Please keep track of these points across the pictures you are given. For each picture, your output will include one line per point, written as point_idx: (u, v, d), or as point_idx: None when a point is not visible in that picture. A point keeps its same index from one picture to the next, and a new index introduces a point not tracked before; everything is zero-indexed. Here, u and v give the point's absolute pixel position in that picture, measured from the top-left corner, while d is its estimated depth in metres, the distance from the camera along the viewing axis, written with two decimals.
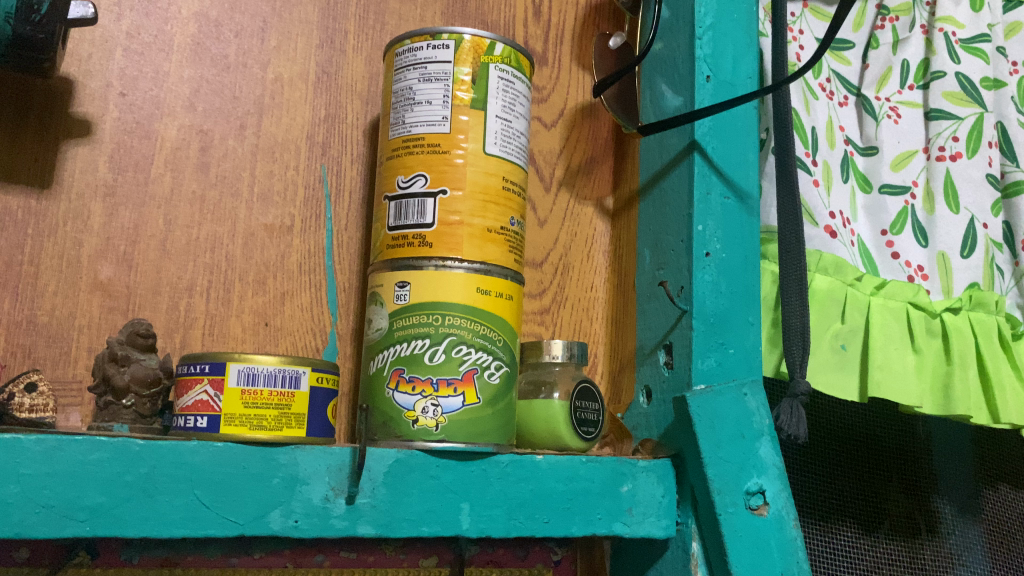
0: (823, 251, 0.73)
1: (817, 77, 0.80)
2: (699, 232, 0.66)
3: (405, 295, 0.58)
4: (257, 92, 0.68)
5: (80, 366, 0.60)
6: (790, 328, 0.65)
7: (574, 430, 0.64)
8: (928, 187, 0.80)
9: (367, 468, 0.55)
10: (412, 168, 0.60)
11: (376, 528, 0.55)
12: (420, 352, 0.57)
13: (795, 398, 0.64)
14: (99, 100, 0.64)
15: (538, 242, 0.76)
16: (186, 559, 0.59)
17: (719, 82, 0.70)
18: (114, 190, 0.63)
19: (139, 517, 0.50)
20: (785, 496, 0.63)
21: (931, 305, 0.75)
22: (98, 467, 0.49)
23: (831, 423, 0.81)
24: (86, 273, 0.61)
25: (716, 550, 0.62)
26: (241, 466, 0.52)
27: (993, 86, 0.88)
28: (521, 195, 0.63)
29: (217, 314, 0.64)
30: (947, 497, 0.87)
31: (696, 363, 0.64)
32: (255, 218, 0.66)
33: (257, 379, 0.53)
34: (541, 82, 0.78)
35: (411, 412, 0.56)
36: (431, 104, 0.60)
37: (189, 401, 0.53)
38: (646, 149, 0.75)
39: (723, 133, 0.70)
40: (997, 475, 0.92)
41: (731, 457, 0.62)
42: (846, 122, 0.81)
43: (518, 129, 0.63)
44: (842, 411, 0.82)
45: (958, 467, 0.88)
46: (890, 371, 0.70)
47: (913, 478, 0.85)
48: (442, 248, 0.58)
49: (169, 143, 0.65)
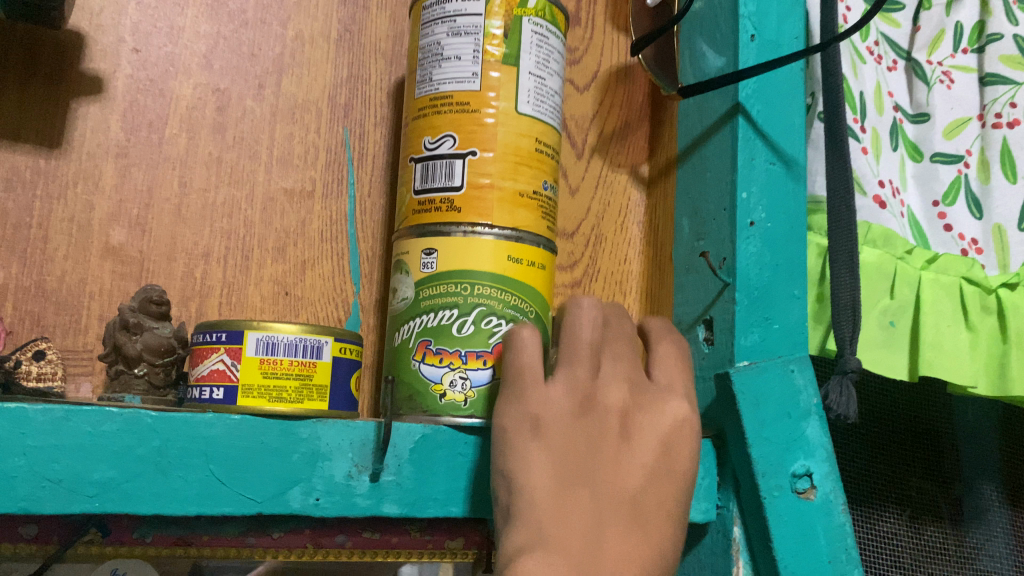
0: (871, 222, 0.69)
1: (864, 40, 0.75)
2: (743, 200, 0.63)
3: (432, 263, 0.55)
4: (277, 50, 0.65)
5: (91, 335, 0.57)
6: (840, 302, 0.62)
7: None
8: (984, 156, 0.76)
9: (392, 444, 0.52)
10: (440, 128, 0.57)
11: (401, 507, 0.52)
12: (448, 323, 0.53)
13: (845, 375, 0.59)
14: (111, 57, 0.61)
15: (570, 212, 0.73)
16: (202, 538, 0.56)
17: (763, 42, 0.66)
18: (127, 150, 0.60)
19: (151, 493, 0.47)
20: (833, 480, 0.60)
21: (987, 280, 0.71)
22: (108, 440, 0.46)
23: (870, 399, 0.76)
24: (97, 237, 0.58)
25: (760, 535, 0.59)
26: (260, 441, 0.49)
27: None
28: (554, 158, 0.60)
29: (235, 282, 0.61)
30: (980, 486, 0.82)
31: (738, 340, 0.61)
32: (274, 181, 0.63)
33: (277, 348, 0.49)
34: (574, 43, 0.75)
35: (438, 385, 0.53)
36: (460, 59, 0.57)
37: (205, 371, 0.49)
38: (685, 113, 0.71)
39: (767, 95, 0.66)
40: None
41: (776, 438, 0.59)
42: (895, 87, 0.77)
43: (552, 87, 0.60)
44: (881, 389, 0.77)
45: (993, 457, 0.84)
46: (941, 349, 0.67)
47: (947, 465, 0.80)
48: (472, 213, 0.54)
49: (184, 102, 0.62)
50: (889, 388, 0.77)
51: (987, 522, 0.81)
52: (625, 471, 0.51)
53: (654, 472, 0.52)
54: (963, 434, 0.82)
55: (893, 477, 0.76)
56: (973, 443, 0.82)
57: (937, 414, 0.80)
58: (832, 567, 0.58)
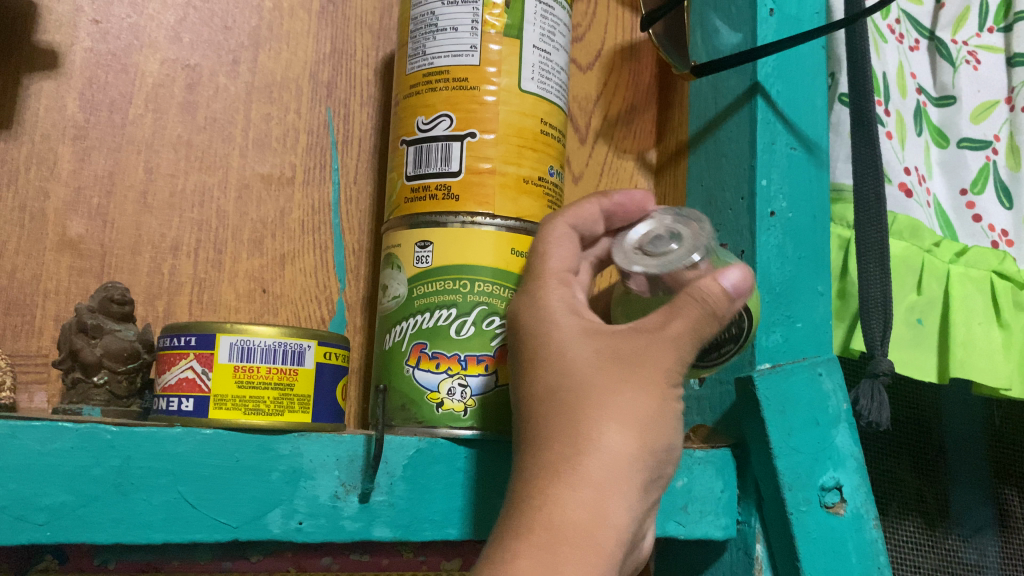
0: (898, 212, 0.64)
1: (886, 17, 0.70)
2: (764, 187, 0.57)
3: (427, 257, 0.49)
4: (253, 22, 0.59)
5: (46, 338, 0.51)
6: (868, 299, 0.57)
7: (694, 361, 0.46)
8: (1012, 142, 0.72)
9: (383, 461, 0.46)
10: (434, 107, 0.51)
11: (393, 530, 0.47)
12: (445, 323, 0.48)
13: (876, 378, 0.55)
14: (67, 27, 0.54)
15: (573, 201, 0.67)
16: (171, 564, 0.52)
17: (783, 16, 0.61)
18: (86, 131, 0.54)
19: (110, 519, 0.40)
20: (863, 492, 0.55)
21: (1019, 275, 0.67)
22: (59, 459, 0.39)
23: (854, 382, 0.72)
24: (53, 228, 0.52)
25: (785, 552, 0.54)
26: (235, 458, 0.43)
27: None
28: (560, 141, 0.54)
29: (207, 278, 0.55)
30: (966, 475, 0.77)
31: (759, 340, 0.56)
32: (250, 167, 0.57)
33: (254, 354, 0.43)
34: (577, 18, 0.69)
35: (434, 394, 0.47)
36: (456, 31, 0.51)
37: (171, 380, 0.43)
38: (698, 94, 0.66)
39: (788, 73, 0.61)
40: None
41: (805, 448, 0.54)
42: (918, 68, 0.73)
43: (557, 63, 0.54)
44: None
45: (983, 446, 0.79)
46: (974, 348, 0.62)
47: (932, 452, 0.75)
48: (471, 201, 0.49)
49: (150, 78, 0.56)
50: (902, 377, 0.74)
51: (970, 513, 0.77)
52: (568, 360, 0.40)
53: (617, 348, 0.40)
54: (960, 445, 0.77)
55: (880, 465, 0.72)
56: (972, 486, 0.77)
57: (944, 435, 0.77)
58: None
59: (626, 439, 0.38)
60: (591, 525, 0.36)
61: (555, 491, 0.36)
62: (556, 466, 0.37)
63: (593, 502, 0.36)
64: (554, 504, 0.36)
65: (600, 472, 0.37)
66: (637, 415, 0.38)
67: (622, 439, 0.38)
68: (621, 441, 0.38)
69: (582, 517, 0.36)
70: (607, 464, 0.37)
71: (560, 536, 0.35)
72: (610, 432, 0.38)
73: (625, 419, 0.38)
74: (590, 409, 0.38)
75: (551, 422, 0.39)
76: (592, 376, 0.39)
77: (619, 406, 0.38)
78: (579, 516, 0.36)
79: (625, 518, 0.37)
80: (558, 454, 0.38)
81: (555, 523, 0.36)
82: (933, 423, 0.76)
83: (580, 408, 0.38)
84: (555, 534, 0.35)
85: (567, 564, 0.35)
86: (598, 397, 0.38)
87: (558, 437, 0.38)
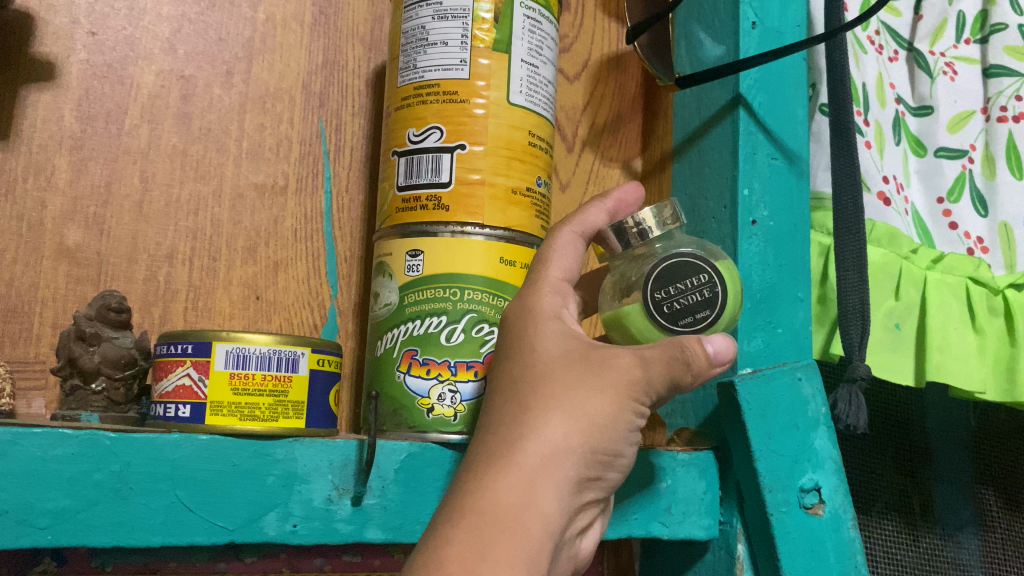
0: (877, 220, 0.66)
1: (866, 29, 0.72)
2: (745, 197, 0.59)
3: (418, 265, 0.50)
4: (247, 34, 0.60)
5: (43, 344, 0.52)
6: (847, 307, 0.59)
7: (669, 327, 0.46)
8: (988, 151, 0.75)
9: (375, 465, 0.47)
10: (425, 120, 0.52)
11: (385, 532, 0.48)
12: (436, 330, 0.49)
13: (854, 383, 0.56)
14: (64, 40, 0.55)
15: (561, 209, 0.69)
16: (168, 565, 0.53)
17: (765, 29, 0.62)
18: (83, 142, 0.55)
19: (110, 522, 0.41)
20: (842, 493, 0.57)
21: (993, 281, 0.69)
22: (60, 465, 0.40)
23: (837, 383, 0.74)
24: (50, 237, 0.53)
25: (766, 554, 0.55)
26: (231, 463, 0.44)
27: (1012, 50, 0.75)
28: (548, 152, 0.56)
29: (203, 285, 0.57)
30: (947, 474, 0.79)
31: (741, 346, 0.57)
32: (244, 176, 0.59)
33: (249, 362, 0.44)
34: (565, 29, 0.71)
35: (425, 399, 0.48)
36: (447, 45, 0.52)
37: (168, 387, 0.44)
38: (682, 104, 0.67)
39: (770, 85, 0.62)
40: (1006, 456, 0.83)
41: (785, 450, 0.55)
42: (897, 78, 0.75)
43: (545, 76, 0.56)
44: None
45: (964, 445, 0.81)
46: (949, 353, 0.64)
47: (913, 453, 0.78)
48: (461, 212, 0.50)
49: (145, 90, 0.57)
50: (880, 380, 0.76)
51: (952, 511, 0.79)
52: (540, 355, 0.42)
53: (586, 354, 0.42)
54: (941, 444, 0.79)
55: (862, 465, 0.74)
56: (953, 485, 0.80)
57: (926, 435, 0.79)
58: None
59: (576, 438, 0.40)
60: (518, 508, 0.38)
61: (494, 476, 0.38)
62: (490, 458, 0.39)
63: (525, 488, 0.38)
64: (488, 490, 0.38)
65: (539, 462, 0.39)
66: (590, 419, 0.40)
67: (569, 433, 0.40)
68: (565, 435, 0.40)
69: (512, 500, 0.38)
70: (548, 455, 0.39)
71: (486, 518, 0.37)
72: (555, 425, 0.40)
73: (575, 417, 0.40)
74: (544, 402, 0.40)
75: (505, 412, 0.41)
76: (555, 375, 0.41)
77: (569, 403, 0.40)
78: (508, 500, 0.38)
79: (554, 508, 0.39)
80: (502, 438, 0.40)
81: (487, 505, 0.37)
82: (913, 424, 0.78)
83: (537, 402, 0.40)
84: (485, 517, 0.37)
85: (496, 544, 0.36)
86: (555, 394, 0.41)
87: (507, 428, 0.40)
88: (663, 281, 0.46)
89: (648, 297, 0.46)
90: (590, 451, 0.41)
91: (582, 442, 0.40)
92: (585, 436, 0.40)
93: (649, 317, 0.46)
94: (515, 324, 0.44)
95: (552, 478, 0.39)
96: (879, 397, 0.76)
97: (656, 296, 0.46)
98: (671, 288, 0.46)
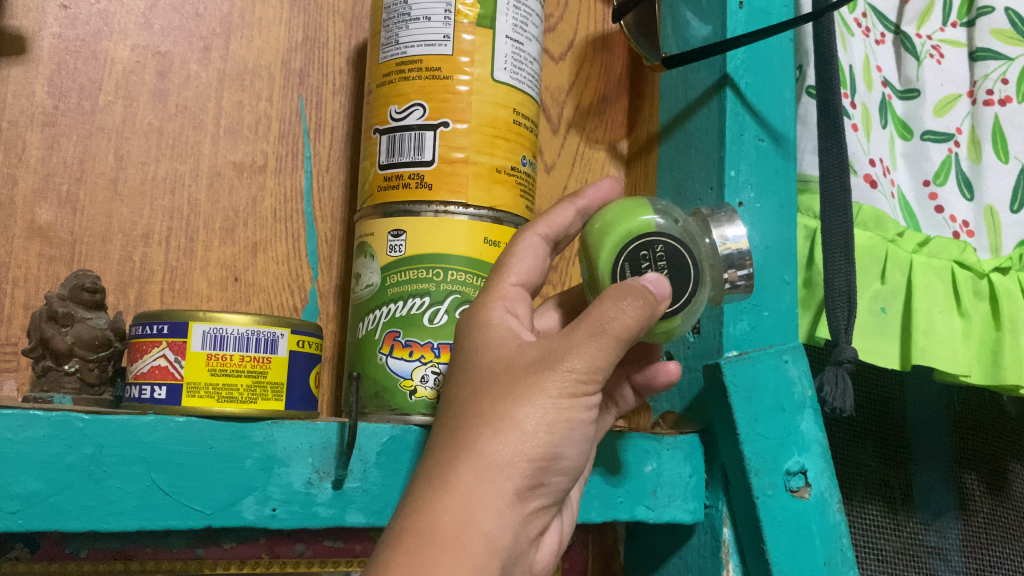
0: (863, 204, 0.66)
1: (853, 11, 0.71)
2: (732, 178, 0.58)
3: (400, 246, 0.49)
4: (225, 9, 0.59)
5: (15, 326, 0.51)
6: (833, 288, 0.58)
7: (617, 255, 0.45)
8: (974, 134, 0.75)
9: (356, 448, 0.46)
10: (407, 96, 0.51)
11: (366, 516, 0.47)
12: (418, 312, 0.48)
13: (840, 365, 0.56)
14: (35, 13, 0.54)
15: (545, 190, 0.68)
16: (144, 552, 0.53)
17: (752, 8, 0.61)
18: (55, 118, 0.53)
19: (83, 506, 0.40)
20: (827, 477, 0.57)
21: (978, 265, 0.69)
22: (32, 447, 0.39)
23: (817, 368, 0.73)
24: (21, 216, 0.52)
25: (752, 538, 0.55)
26: (207, 446, 0.43)
27: (1001, 34, 0.75)
28: (533, 131, 0.55)
29: (179, 266, 0.55)
30: (927, 461, 0.79)
31: (728, 329, 0.57)
32: (222, 155, 0.57)
33: (226, 342, 0.43)
34: (550, 8, 0.70)
35: (408, 381, 0.48)
36: (429, 20, 0.51)
37: (143, 368, 0.43)
38: (668, 85, 0.66)
39: (756, 66, 0.62)
40: (985, 444, 0.83)
41: (770, 433, 0.55)
42: (883, 61, 0.75)
43: (531, 53, 0.55)
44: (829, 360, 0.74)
45: (944, 432, 0.81)
46: (935, 336, 0.64)
47: (893, 440, 0.77)
48: (444, 190, 0.49)
49: (120, 65, 0.55)
50: (867, 364, 0.76)
51: (931, 498, 0.79)
52: (474, 371, 0.41)
53: (513, 363, 0.40)
54: (921, 431, 0.79)
55: (842, 452, 0.74)
56: (933, 472, 0.79)
57: (906, 420, 0.79)
58: (827, 569, 0.55)
59: (511, 450, 0.37)
60: (461, 527, 0.36)
61: (433, 496, 0.36)
62: (433, 474, 0.37)
63: (487, 495, 0.37)
64: (428, 509, 0.36)
65: (474, 480, 0.37)
66: (522, 427, 0.38)
67: (509, 448, 0.37)
68: (499, 450, 0.37)
69: (453, 520, 0.36)
70: (483, 471, 0.37)
71: (427, 540, 0.35)
72: (489, 442, 0.37)
73: (508, 431, 0.37)
74: (479, 419, 0.38)
75: (454, 421, 0.39)
76: (487, 390, 0.39)
77: (504, 417, 0.38)
78: (450, 520, 0.36)
79: (496, 526, 0.37)
80: (443, 459, 0.38)
81: (426, 526, 0.35)
82: (895, 409, 0.78)
83: (474, 420, 0.38)
84: (425, 538, 0.35)
85: (438, 566, 0.35)
86: (486, 410, 0.38)
87: (451, 443, 0.38)
88: (670, 255, 0.45)
89: (655, 241, 0.45)
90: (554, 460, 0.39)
91: (541, 455, 0.38)
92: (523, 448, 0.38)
93: (633, 240, 0.45)
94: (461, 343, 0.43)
95: (491, 494, 0.37)
96: (858, 384, 0.76)
97: (654, 249, 0.45)
98: (664, 262, 0.45)
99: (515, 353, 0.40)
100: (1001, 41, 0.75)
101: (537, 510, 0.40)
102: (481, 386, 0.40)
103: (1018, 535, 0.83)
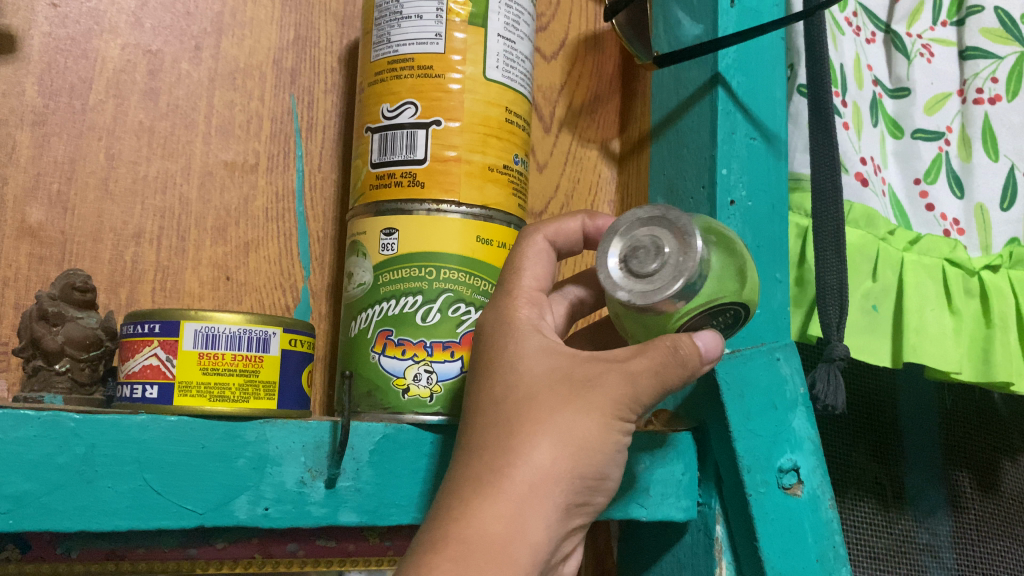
0: (854, 202, 0.66)
1: (843, 10, 0.71)
2: (723, 177, 0.58)
3: (392, 244, 0.49)
4: (216, 9, 0.59)
5: (6, 325, 0.51)
6: (825, 285, 0.58)
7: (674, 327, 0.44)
8: (964, 133, 0.75)
9: (349, 447, 0.46)
10: (399, 95, 0.51)
11: (360, 515, 0.47)
12: (411, 310, 0.48)
13: (832, 363, 0.56)
14: (24, 11, 0.53)
15: (538, 189, 0.68)
16: (135, 552, 0.52)
17: (743, 8, 0.61)
18: (45, 117, 0.53)
19: (75, 506, 0.40)
20: (819, 474, 0.57)
21: (969, 262, 0.69)
22: (22, 447, 0.39)
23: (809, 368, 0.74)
24: (12, 215, 0.52)
25: (745, 535, 0.55)
26: (200, 445, 0.43)
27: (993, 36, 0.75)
28: (525, 130, 0.55)
29: (171, 266, 0.55)
30: (919, 460, 0.80)
31: None
32: (214, 154, 0.57)
33: (218, 341, 0.42)
34: (542, 8, 0.70)
35: (400, 380, 0.47)
36: (421, 19, 0.51)
37: (135, 367, 0.42)
38: (660, 84, 0.66)
39: (747, 65, 0.62)
40: (975, 441, 0.84)
41: (761, 431, 0.55)
42: (875, 60, 0.75)
43: (522, 51, 0.55)
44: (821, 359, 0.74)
45: (935, 431, 0.81)
46: (926, 334, 0.64)
47: (885, 439, 0.78)
48: (436, 188, 0.49)
49: (110, 64, 0.55)
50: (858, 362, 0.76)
51: (924, 496, 0.79)
52: (496, 376, 0.41)
53: (572, 374, 0.40)
54: (912, 429, 0.80)
55: (834, 450, 0.74)
56: (925, 470, 0.80)
57: (898, 419, 0.79)
58: (819, 566, 0.55)
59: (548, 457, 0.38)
60: (507, 538, 0.36)
61: (475, 505, 0.37)
62: (482, 478, 0.38)
63: (516, 511, 0.37)
64: (472, 518, 0.36)
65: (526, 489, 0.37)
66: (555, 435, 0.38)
67: (546, 453, 0.38)
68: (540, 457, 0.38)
69: (501, 530, 0.36)
70: (526, 477, 0.38)
71: (471, 547, 0.36)
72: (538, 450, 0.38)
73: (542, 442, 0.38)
74: (528, 425, 0.39)
75: (489, 427, 0.40)
76: (541, 398, 0.40)
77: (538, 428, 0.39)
78: (497, 530, 0.36)
79: (543, 535, 0.38)
80: (487, 462, 0.38)
81: (472, 534, 0.36)
82: (886, 407, 0.78)
83: (517, 432, 0.39)
84: (468, 545, 0.36)
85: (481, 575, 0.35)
86: (541, 420, 0.39)
87: (485, 450, 0.39)
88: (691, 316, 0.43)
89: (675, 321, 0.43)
90: (579, 473, 0.39)
91: (570, 461, 0.39)
92: (572, 459, 0.39)
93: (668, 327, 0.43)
94: (492, 338, 0.43)
95: (518, 500, 0.37)
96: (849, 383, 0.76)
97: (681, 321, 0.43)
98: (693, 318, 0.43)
99: (562, 363, 0.41)
100: (991, 41, 0.75)
101: (570, 515, 0.40)
102: (518, 397, 0.40)
103: (1008, 531, 0.84)
